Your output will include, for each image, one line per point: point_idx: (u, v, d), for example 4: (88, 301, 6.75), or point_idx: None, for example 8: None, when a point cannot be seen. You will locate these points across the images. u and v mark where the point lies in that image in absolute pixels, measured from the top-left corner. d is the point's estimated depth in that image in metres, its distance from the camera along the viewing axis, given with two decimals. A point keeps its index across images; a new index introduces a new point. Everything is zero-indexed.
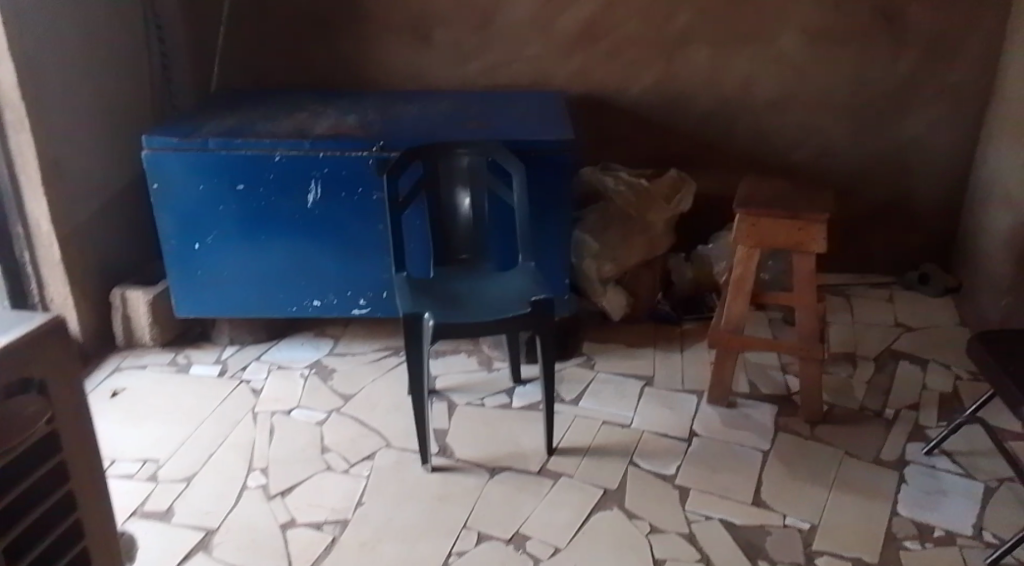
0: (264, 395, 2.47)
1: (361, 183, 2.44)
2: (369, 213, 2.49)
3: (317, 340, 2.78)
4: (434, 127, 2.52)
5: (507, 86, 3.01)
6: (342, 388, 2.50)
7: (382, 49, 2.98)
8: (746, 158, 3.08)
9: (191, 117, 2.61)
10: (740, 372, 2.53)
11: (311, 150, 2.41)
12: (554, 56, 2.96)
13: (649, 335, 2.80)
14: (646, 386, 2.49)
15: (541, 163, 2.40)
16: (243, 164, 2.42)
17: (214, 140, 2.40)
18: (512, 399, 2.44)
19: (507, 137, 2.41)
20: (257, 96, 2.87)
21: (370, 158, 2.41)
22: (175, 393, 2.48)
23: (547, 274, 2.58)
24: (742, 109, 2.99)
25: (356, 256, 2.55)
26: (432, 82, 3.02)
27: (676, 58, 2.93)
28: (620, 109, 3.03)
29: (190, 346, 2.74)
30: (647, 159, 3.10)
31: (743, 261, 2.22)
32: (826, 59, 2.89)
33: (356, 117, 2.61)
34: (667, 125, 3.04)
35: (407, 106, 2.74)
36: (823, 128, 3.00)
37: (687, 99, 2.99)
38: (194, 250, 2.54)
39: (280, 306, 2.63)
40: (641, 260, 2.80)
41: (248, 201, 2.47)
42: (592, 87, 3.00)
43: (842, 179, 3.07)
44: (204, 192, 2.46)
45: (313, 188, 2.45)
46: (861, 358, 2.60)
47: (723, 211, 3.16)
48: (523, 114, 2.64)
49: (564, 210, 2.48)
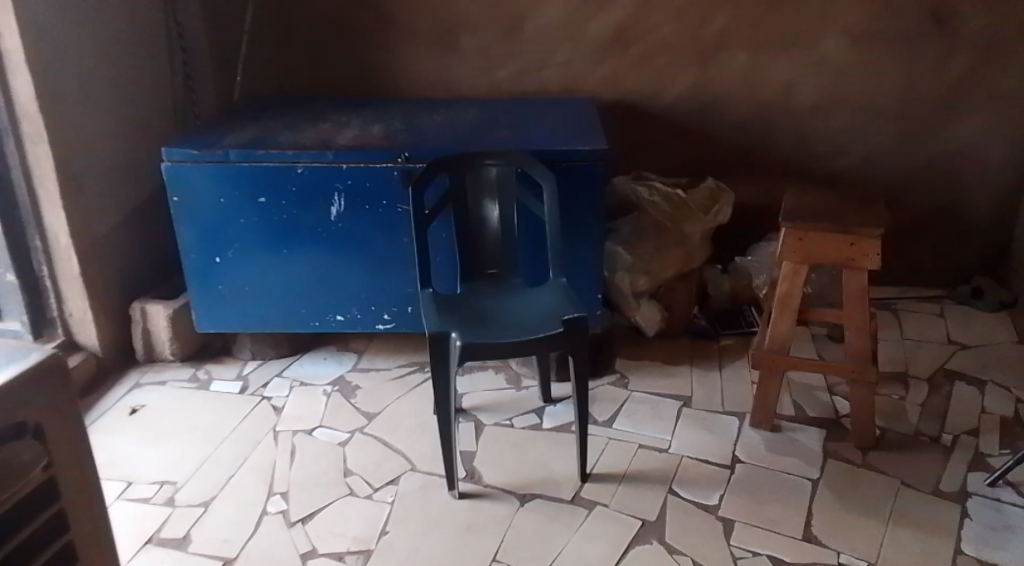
0: (286, 413, 2.38)
1: (386, 195, 2.35)
2: (394, 226, 2.39)
3: (340, 355, 2.69)
4: (461, 136, 2.42)
5: (537, 92, 2.90)
6: (366, 407, 2.41)
7: (408, 55, 2.89)
8: (788, 166, 2.94)
9: (212, 127, 2.53)
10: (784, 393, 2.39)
11: (334, 161, 2.32)
12: (586, 61, 2.85)
13: (686, 352, 2.67)
14: (684, 407, 2.36)
15: (572, 173, 2.29)
16: (265, 176, 2.34)
17: (235, 151, 2.32)
18: (543, 420, 2.33)
19: (537, 147, 2.30)
20: (280, 104, 2.78)
21: (395, 170, 2.31)
22: (194, 411, 2.40)
23: (579, 288, 2.47)
24: (783, 114, 2.86)
25: (381, 269, 2.46)
26: (459, 88, 2.92)
27: (714, 62, 2.80)
28: (655, 116, 2.91)
29: (211, 361, 2.66)
30: (683, 167, 2.98)
31: (788, 278, 2.10)
32: (872, 62, 2.75)
33: (380, 125, 2.52)
34: (704, 132, 2.92)
35: (434, 114, 2.64)
36: (869, 134, 2.85)
37: (725, 105, 2.87)
38: (215, 264, 2.46)
39: (303, 321, 2.54)
40: (677, 273, 2.68)
41: (269, 213, 2.39)
42: (626, 93, 2.88)
43: (889, 188, 2.92)
44: (225, 205, 2.38)
45: (336, 200, 2.36)
46: (912, 377, 2.46)
47: (762, 221, 3.03)
48: (554, 122, 2.53)
49: (597, 222, 2.36)
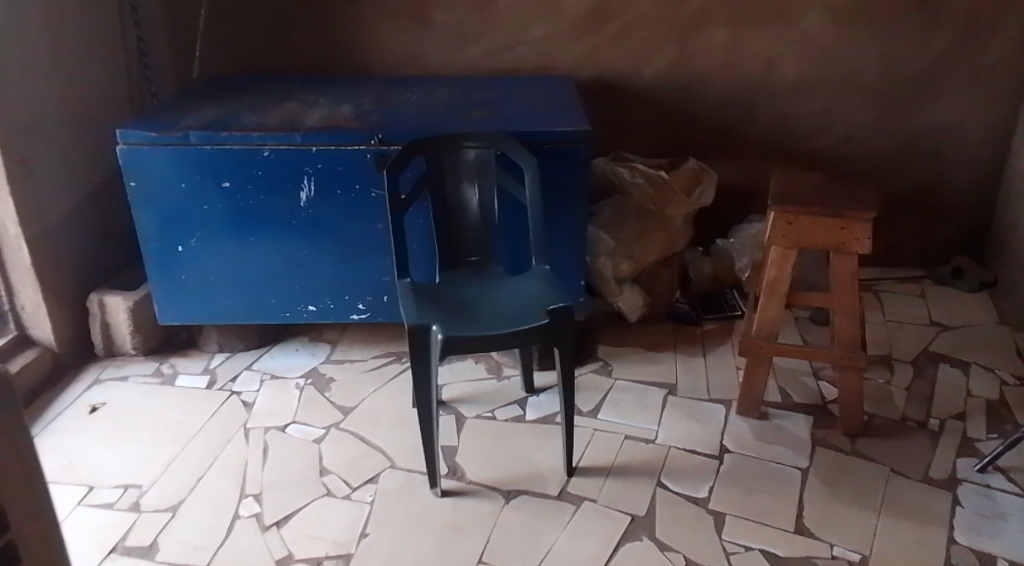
0: (257, 409, 2.28)
1: (359, 179, 2.24)
2: (368, 212, 2.28)
3: (312, 345, 2.59)
4: (436, 116, 2.31)
5: (512, 70, 2.80)
6: (341, 400, 2.32)
7: (377, 32, 2.77)
8: (769, 146, 2.88)
9: (170, 108, 2.39)
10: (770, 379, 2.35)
11: (303, 144, 2.20)
12: (562, 38, 2.75)
13: (669, 337, 2.62)
14: (670, 395, 2.31)
15: (553, 155, 2.21)
16: (229, 160, 2.21)
17: (196, 133, 2.19)
18: (525, 412, 2.26)
19: (516, 128, 2.20)
20: (243, 83, 2.65)
21: (368, 152, 2.20)
22: (159, 409, 2.28)
23: (561, 275, 2.39)
24: (763, 93, 2.80)
25: (355, 257, 2.35)
26: (431, 66, 2.81)
27: (694, 39, 2.72)
28: (633, 94, 2.83)
29: (175, 354, 2.54)
30: (662, 147, 2.90)
31: (777, 263, 2.04)
32: (854, 39, 2.69)
33: (351, 105, 2.41)
34: (684, 111, 2.84)
35: (406, 93, 2.53)
36: (851, 113, 2.80)
37: (705, 83, 2.79)
38: (177, 253, 2.34)
39: (273, 312, 2.43)
40: (659, 258, 2.62)
41: (234, 199, 2.27)
42: (604, 71, 2.79)
43: (870, 168, 2.88)
44: (186, 191, 2.25)
45: (306, 184, 2.25)
46: (898, 360, 2.43)
47: (743, 202, 2.97)
48: (532, 101, 2.44)
49: (579, 206, 2.28)
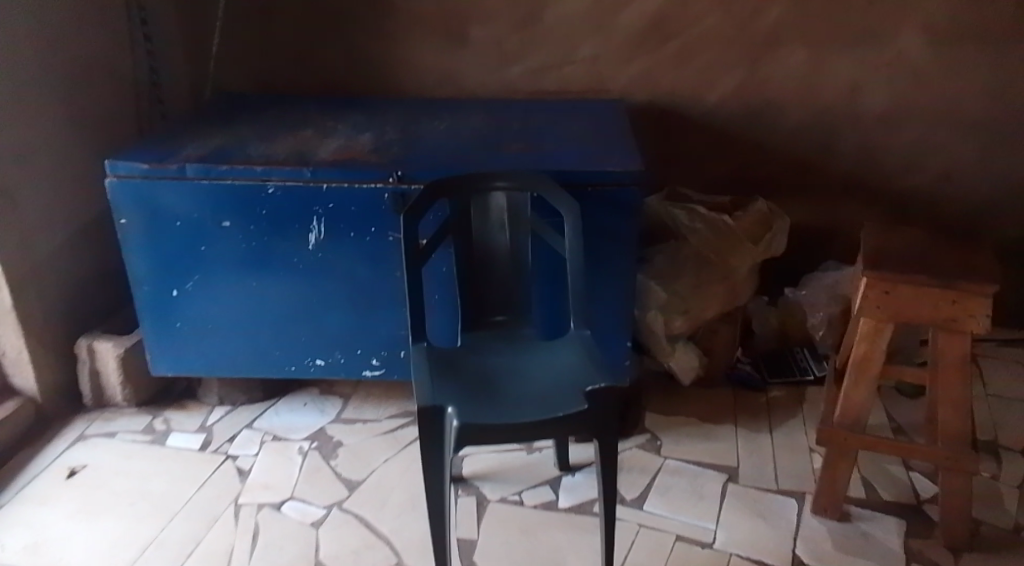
0: (252, 479, 2.01)
1: (375, 220, 1.94)
2: (384, 258, 1.99)
3: (323, 401, 2.31)
4: (466, 150, 2.01)
5: (558, 94, 2.49)
6: (348, 472, 2.03)
7: (408, 48, 2.48)
8: (850, 185, 2.51)
9: (171, 133, 2.13)
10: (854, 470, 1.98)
11: (313, 180, 1.91)
12: (616, 57, 2.42)
13: (729, 405, 2.27)
14: (730, 483, 1.97)
15: (601, 200, 1.88)
16: (230, 196, 1.94)
17: (193, 165, 1.91)
18: (559, 496, 1.94)
19: (556, 166, 1.89)
20: (257, 104, 2.38)
21: (386, 192, 1.91)
22: (145, 474, 2.02)
23: (604, 335, 2.05)
24: (846, 124, 2.43)
25: (369, 308, 2.06)
26: (468, 87, 2.51)
27: (767, 61, 2.38)
28: (695, 123, 2.48)
29: (171, 406, 2.27)
30: (726, 182, 2.56)
31: (868, 339, 1.70)
32: (956, 64, 2.31)
33: (372, 134, 2.12)
34: (752, 143, 2.49)
35: (435, 120, 2.24)
36: (948, 149, 2.42)
37: (778, 111, 2.44)
38: (171, 298, 2.06)
39: (277, 365, 2.14)
40: (720, 313, 2.26)
41: (235, 240, 1.99)
42: (662, 96, 2.46)
43: (969, 212, 2.50)
44: (181, 229, 1.98)
45: (315, 226, 1.96)
46: (1005, 449, 2.05)
47: (816, 246, 2.61)
48: (578, 134, 2.12)
49: (629, 258, 1.95)
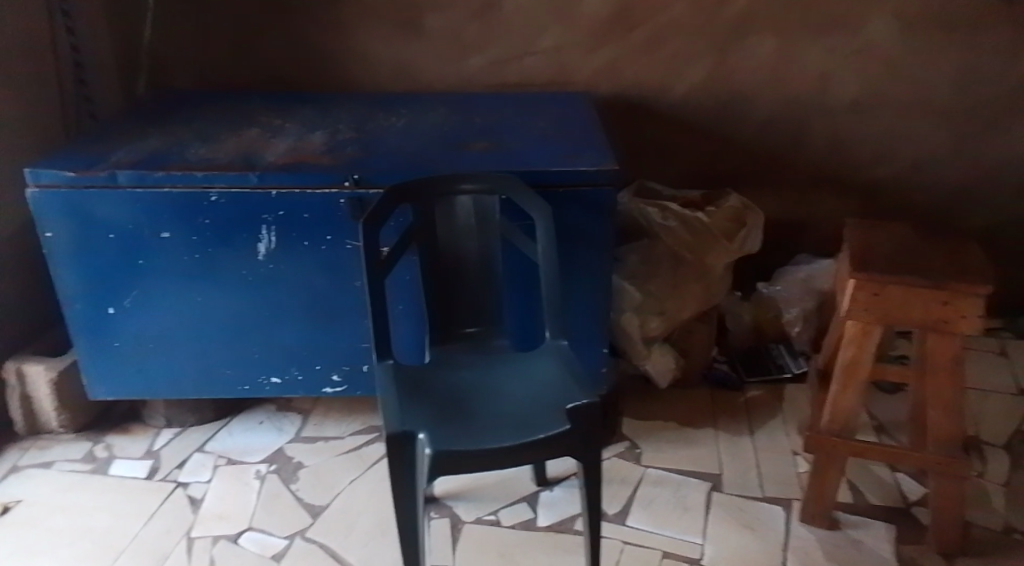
0: (205, 509, 1.86)
1: (330, 227, 1.81)
2: (341, 268, 1.85)
3: (280, 418, 2.16)
4: (428, 149, 1.88)
5: (519, 86, 2.37)
6: (311, 497, 1.90)
7: (360, 40, 2.33)
8: (820, 176, 2.45)
9: (101, 136, 1.95)
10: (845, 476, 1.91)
11: (261, 185, 1.77)
12: (579, 46, 2.31)
13: (707, 407, 2.19)
14: (714, 492, 1.89)
15: (573, 200, 1.78)
16: (169, 205, 1.78)
17: (125, 172, 1.75)
18: (537, 515, 1.83)
19: (525, 165, 1.78)
20: (197, 102, 2.21)
21: (342, 197, 1.78)
22: (85, 509, 1.86)
23: (580, 342, 1.95)
24: (817, 113, 2.36)
25: (326, 321, 1.92)
26: (424, 81, 2.37)
27: (736, 50, 2.29)
28: (662, 115, 2.39)
29: (113, 431, 2.10)
30: (694, 175, 2.47)
31: (855, 342, 1.64)
32: (927, 50, 2.26)
33: (325, 134, 1.98)
34: (721, 134, 2.41)
35: (392, 117, 2.10)
36: (919, 138, 2.37)
37: (747, 101, 2.36)
38: (108, 316, 1.90)
39: (228, 385, 1.99)
40: (696, 312, 2.19)
41: (177, 252, 1.83)
42: (628, 87, 2.36)
43: (939, 201, 2.46)
44: (116, 242, 1.81)
45: (264, 234, 1.81)
46: (988, 444, 2.01)
47: (787, 239, 2.55)
48: (544, 130, 2.01)
49: (603, 261, 1.85)
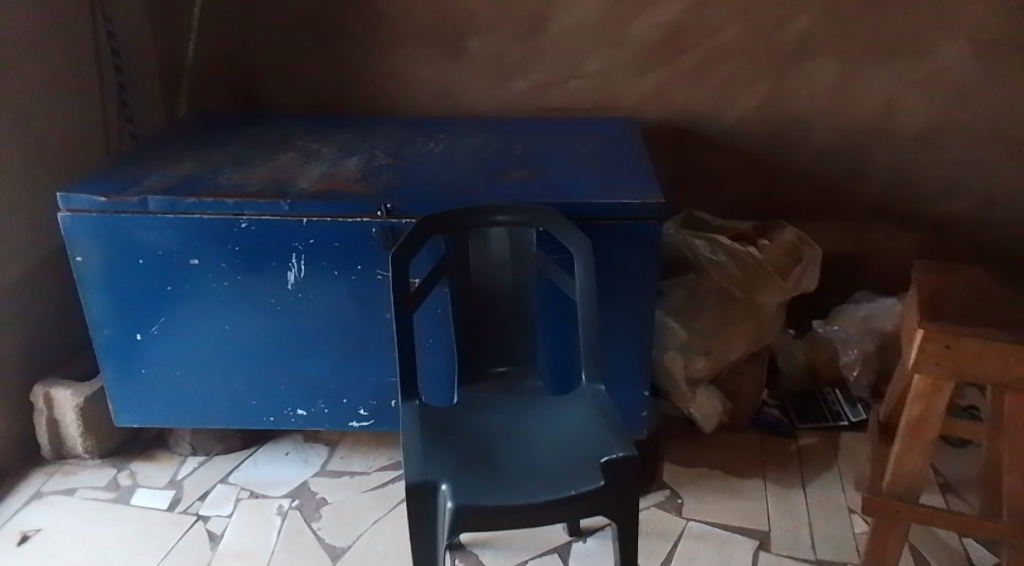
0: (224, 546, 1.79)
1: (361, 257, 1.73)
2: (371, 299, 1.78)
3: (307, 449, 2.09)
4: (464, 178, 1.80)
5: (563, 110, 2.28)
6: (332, 538, 1.82)
7: (401, 62, 2.27)
8: (884, 209, 2.30)
9: (135, 158, 1.92)
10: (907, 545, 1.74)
11: (291, 213, 1.70)
12: (627, 70, 2.22)
13: (755, 455, 2.06)
14: (762, 552, 1.76)
15: (614, 234, 1.68)
16: (199, 231, 1.73)
17: (155, 198, 1.70)
18: None
19: (565, 196, 1.68)
20: (235, 123, 2.17)
21: (373, 226, 1.70)
22: (104, 541, 1.81)
23: (619, 384, 1.83)
24: (880, 143, 2.22)
25: (355, 353, 1.85)
26: (466, 104, 2.30)
27: (793, 75, 2.17)
28: (714, 142, 2.28)
29: (139, 457, 2.06)
30: (747, 206, 2.35)
31: (923, 399, 1.51)
32: (1002, 77, 2.10)
33: (359, 159, 1.92)
34: (776, 163, 2.28)
35: (429, 142, 2.03)
36: (992, 171, 2.21)
37: (805, 129, 2.23)
38: (135, 342, 1.85)
39: (254, 416, 1.93)
40: (746, 353, 2.06)
41: (205, 279, 1.77)
42: (677, 112, 2.25)
43: (1013, 239, 2.28)
44: (145, 267, 1.76)
45: (294, 263, 1.75)
46: None
47: (846, 276, 2.40)
48: (588, 158, 1.91)
49: (646, 299, 1.74)
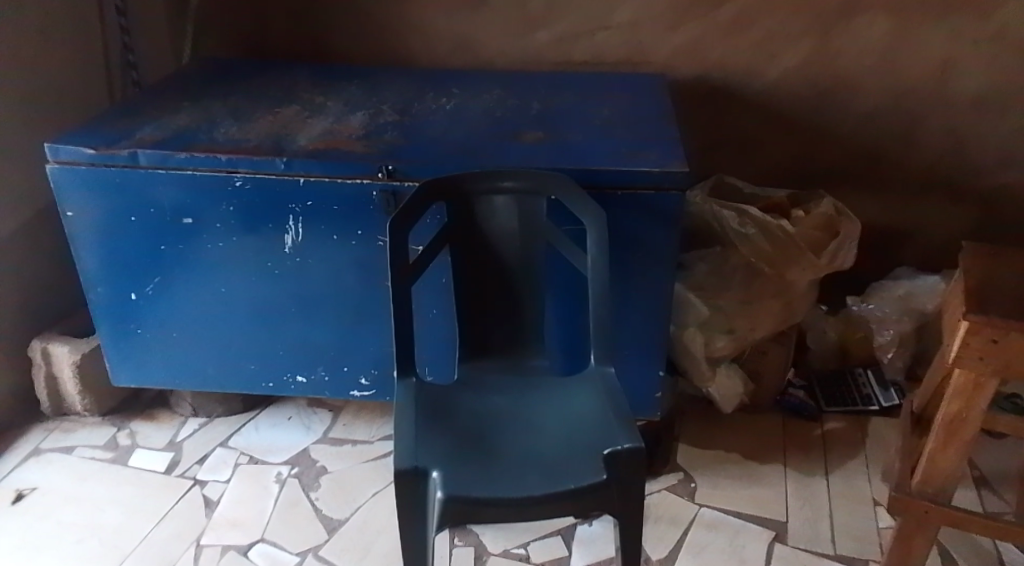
0: (219, 514, 1.75)
1: (361, 221, 1.64)
2: (372, 265, 1.69)
3: (309, 414, 2.03)
4: (474, 138, 1.69)
5: (588, 65, 2.14)
6: (330, 509, 1.76)
7: (417, 9, 2.14)
8: (930, 179, 2.15)
9: (132, 108, 1.83)
10: (938, 543, 1.63)
11: (288, 173, 1.61)
12: (658, 22, 2.07)
13: (777, 438, 1.95)
14: (778, 544, 1.67)
15: (631, 206, 1.56)
16: (193, 190, 1.64)
17: (146, 152, 1.61)
18: (572, 553, 1.64)
19: (579, 162, 1.56)
20: (240, 72, 2.07)
21: (375, 189, 1.60)
22: (99, 503, 1.78)
23: (631, 363, 1.73)
24: (931, 107, 2.06)
25: (355, 321, 1.77)
26: (484, 56, 2.17)
27: (840, 31, 2.01)
28: (750, 102, 2.12)
29: (139, 416, 2.02)
30: (782, 172, 2.20)
31: (963, 396, 1.39)
32: None
33: (366, 115, 1.81)
34: (815, 128, 2.13)
35: (442, 98, 1.91)
36: None
37: (850, 90, 2.07)
38: (131, 302, 1.78)
39: (252, 381, 1.87)
40: (772, 332, 1.94)
41: (200, 240, 1.69)
42: (712, 69, 2.10)
43: None
44: (138, 225, 1.69)
45: (291, 226, 1.66)
46: None
47: (884, 249, 2.26)
48: (609, 119, 1.78)
49: (664, 275, 1.62)
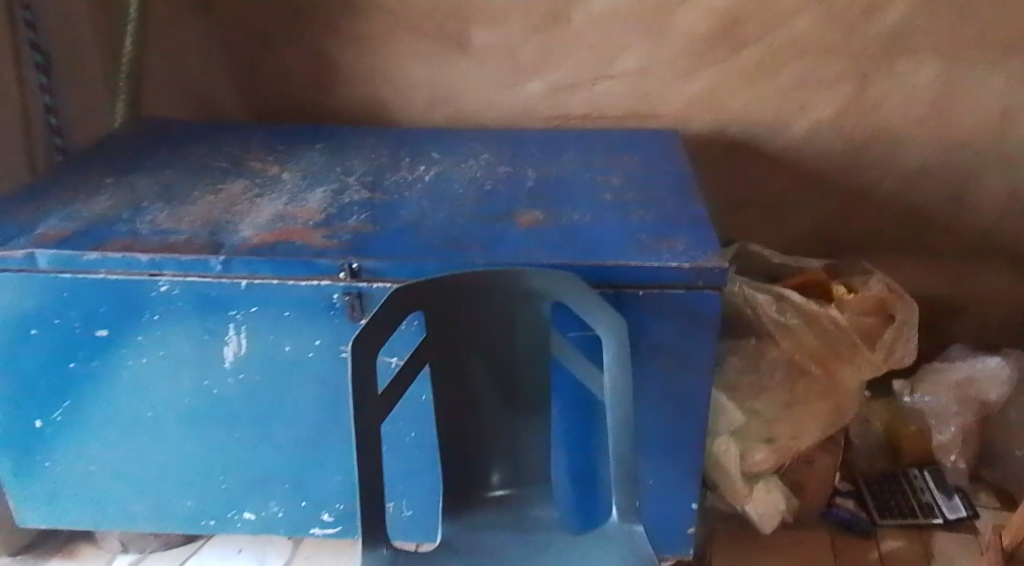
0: None
1: (319, 330, 1.31)
2: (335, 383, 1.36)
3: (264, 544, 1.70)
4: (459, 222, 1.38)
5: (590, 119, 1.84)
6: None
7: (388, 59, 1.84)
8: (986, 244, 1.86)
9: (41, 188, 1.50)
10: None
11: (227, 275, 1.28)
12: (669, 71, 1.77)
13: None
14: None
15: (658, 310, 1.24)
16: (108, 296, 1.31)
17: (47, 253, 1.28)
18: None
19: (592, 255, 1.25)
20: (182, 137, 1.75)
21: (337, 292, 1.28)
22: None
23: (658, 494, 1.41)
24: (987, 164, 1.77)
25: (316, 447, 1.43)
26: (469, 110, 1.86)
27: (881, 79, 1.72)
28: (778, 161, 1.83)
29: (59, 554, 1.68)
30: (815, 238, 1.90)
31: None
32: None
33: (326, 192, 1.49)
34: (855, 188, 1.84)
35: (419, 166, 1.60)
36: None
37: (893, 146, 1.78)
38: (36, 429, 1.44)
39: (191, 517, 1.53)
40: (821, 438, 1.62)
41: (119, 356, 1.36)
42: (732, 123, 1.80)
43: None
44: (40, 339, 1.35)
45: (232, 337, 1.33)
46: None
47: (933, 325, 1.96)
48: (621, 193, 1.47)
49: (697, 389, 1.31)
